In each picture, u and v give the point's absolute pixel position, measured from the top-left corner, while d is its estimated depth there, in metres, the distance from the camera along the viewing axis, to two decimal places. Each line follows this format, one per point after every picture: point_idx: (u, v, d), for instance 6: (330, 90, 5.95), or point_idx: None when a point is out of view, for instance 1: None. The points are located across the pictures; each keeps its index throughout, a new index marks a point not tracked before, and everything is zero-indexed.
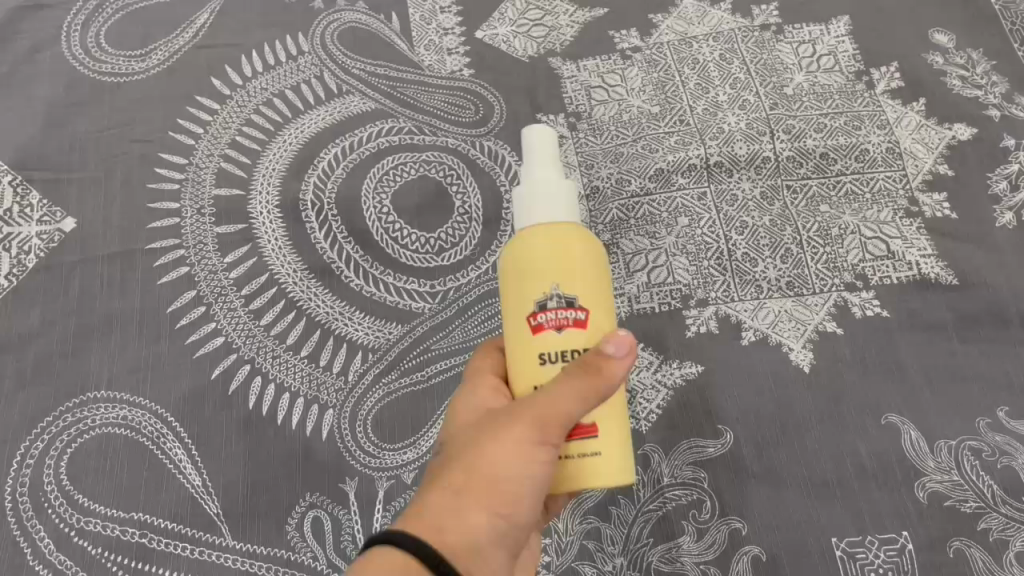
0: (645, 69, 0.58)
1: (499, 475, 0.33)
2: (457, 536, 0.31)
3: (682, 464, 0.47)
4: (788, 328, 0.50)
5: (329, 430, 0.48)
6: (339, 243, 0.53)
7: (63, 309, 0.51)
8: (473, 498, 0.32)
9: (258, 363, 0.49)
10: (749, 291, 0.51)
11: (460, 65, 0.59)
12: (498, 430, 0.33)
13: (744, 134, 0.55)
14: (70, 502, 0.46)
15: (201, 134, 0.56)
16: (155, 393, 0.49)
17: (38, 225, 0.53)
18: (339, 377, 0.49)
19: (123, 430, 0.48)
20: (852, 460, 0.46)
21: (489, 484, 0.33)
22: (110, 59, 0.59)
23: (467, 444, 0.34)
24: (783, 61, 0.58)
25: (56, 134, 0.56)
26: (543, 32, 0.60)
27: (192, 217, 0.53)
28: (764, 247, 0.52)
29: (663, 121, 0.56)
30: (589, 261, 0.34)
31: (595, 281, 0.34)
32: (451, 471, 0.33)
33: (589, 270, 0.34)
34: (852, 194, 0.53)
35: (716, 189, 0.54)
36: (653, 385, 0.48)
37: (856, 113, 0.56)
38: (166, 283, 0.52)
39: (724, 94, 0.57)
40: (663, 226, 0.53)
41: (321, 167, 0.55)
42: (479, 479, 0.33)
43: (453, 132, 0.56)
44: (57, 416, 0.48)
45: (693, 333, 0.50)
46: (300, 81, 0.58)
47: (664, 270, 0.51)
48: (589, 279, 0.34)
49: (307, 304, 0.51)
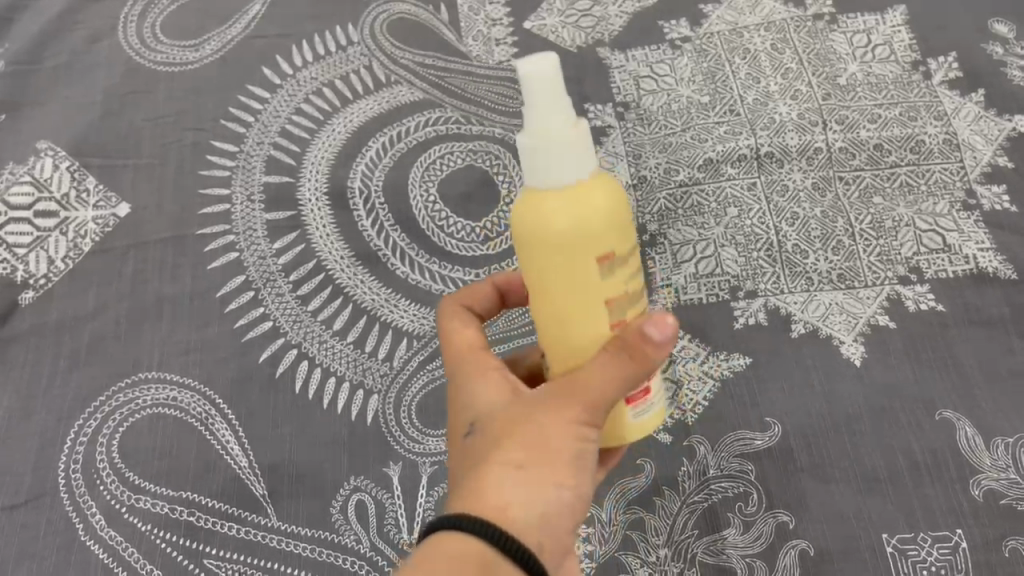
0: (695, 59, 0.57)
1: (558, 447, 0.29)
2: (523, 509, 0.28)
3: (728, 456, 0.46)
4: (839, 321, 0.49)
5: (374, 415, 0.48)
6: (386, 230, 0.53)
7: (116, 291, 0.52)
8: (531, 476, 0.28)
9: (305, 348, 0.50)
10: (799, 283, 0.50)
11: (508, 55, 0.59)
12: (551, 405, 0.29)
13: (795, 125, 0.54)
14: (122, 479, 0.47)
15: (252, 122, 0.57)
16: (204, 375, 0.49)
17: (95, 210, 0.54)
18: (384, 363, 0.50)
19: (173, 410, 0.49)
20: (905, 456, 0.45)
21: (544, 462, 0.29)
22: (165, 49, 0.60)
23: (516, 419, 0.29)
24: (837, 51, 0.57)
25: (113, 122, 0.57)
26: (592, 23, 0.59)
27: (242, 204, 0.54)
28: (816, 239, 0.51)
29: (713, 110, 0.55)
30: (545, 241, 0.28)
31: (557, 251, 0.28)
32: (506, 446, 0.29)
33: (557, 255, 0.28)
34: (907, 186, 0.52)
35: (767, 179, 0.53)
36: (700, 377, 0.48)
37: (912, 104, 0.54)
38: (217, 267, 0.52)
39: (775, 84, 0.56)
40: (712, 216, 0.52)
41: (369, 156, 0.56)
42: (537, 459, 0.29)
43: (500, 122, 0.57)
44: (109, 396, 0.49)
45: (741, 325, 0.49)
46: (349, 71, 0.59)
47: (712, 262, 0.51)
48: (556, 262, 0.28)
49: (354, 290, 0.52)
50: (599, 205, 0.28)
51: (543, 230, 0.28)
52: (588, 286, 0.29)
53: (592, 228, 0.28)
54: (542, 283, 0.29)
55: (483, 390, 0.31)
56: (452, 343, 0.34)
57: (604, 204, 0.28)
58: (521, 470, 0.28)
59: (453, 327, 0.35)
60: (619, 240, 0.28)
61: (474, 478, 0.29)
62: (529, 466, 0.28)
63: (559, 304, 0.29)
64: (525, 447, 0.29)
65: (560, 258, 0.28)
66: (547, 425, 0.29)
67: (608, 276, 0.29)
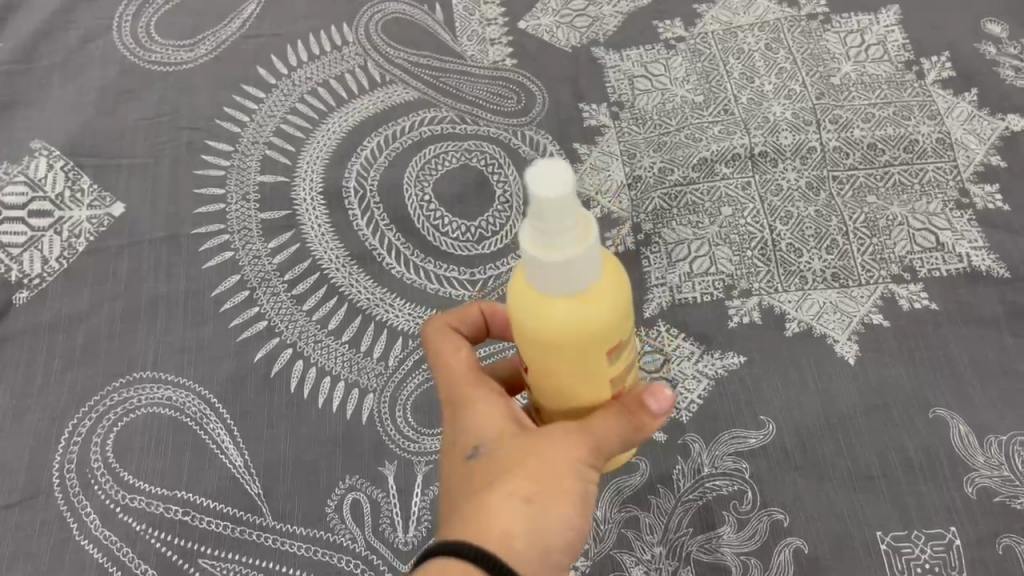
0: (689, 58, 0.58)
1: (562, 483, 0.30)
2: (527, 539, 0.29)
3: (722, 455, 0.46)
4: (833, 320, 0.49)
5: (369, 414, 0.48)
6: (381, 230, 0.53)
7: (111, 290, 0.52)
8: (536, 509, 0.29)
9: (301, 348, 0.50)
10: (793, 282, 0.50)
11: (503, 55, 0.59)
12: (556, 440, 0.30)
13: (789, 124, 0.55)
14: (116, 479, 0.47)
15: (247, 122, 0.57)
16: (198, 375, 0.49)
17: (89, 209, 0.54)
18: (379, 362, 0.50)
19: (168, 409, 0.48)
20: (899, 454, 0.45)
21: (549, 496, 0.29)
22: (159, 49, 0.60)
23: (521, 449, 0.30)
24: (830, 50, 0.57)
25: (108, 122, 0.57)
26: (586, 23, 0.60)
27: (238, 204, 0.54)
28: (809, 238, 0.51)
29: (707, 110, 0.56)
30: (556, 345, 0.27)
31: (567, 350, 0.27)
32: (511, 477, 0.30)
33: (566, 355, 0.28)
34: (900, 185, 0.52)
35: (761, 178, 0.53)
36: (695, 375, 0.48)
37: (906, 103, 0.55)
38: (212, 267, 0.52)
39: (769, 84, 0.56)
40: (707, 215, 0.52)
41: (364, 156, 0.56)
42: (542, 492, 0.29)
43: (495, 121, 0.57)
44: (104, 396, 0.49)
45: (735, 324, 0.49)
46: (344, 71, 0.59)
47: (706, 261, 0.51)
48: (565, 360, 0.28)
49: (349, 290, 0.52)
50: (611, 310, 0.27)
51: (552, 336, 0.27)
52: (597, 370, 0.29)
53: (605, 332, 0.27)
54: (546, 368, 0.29)
55: (485, 415, 0.31)
56: (445, 360, 0.34)
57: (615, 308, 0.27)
58: (527, 501, 0.29)
59: (444, 346, 0.34)
60: (624, 330, 0.28)
61: (478, 504, 0.29)
62: (533, 499, 0.29)
63: (564, 383, 0.29)
64: (530, 480, 0.29)
65: (568, 356, 0.28)
66: (553, 459, 0.30)
67: (613, 363, 0.29)
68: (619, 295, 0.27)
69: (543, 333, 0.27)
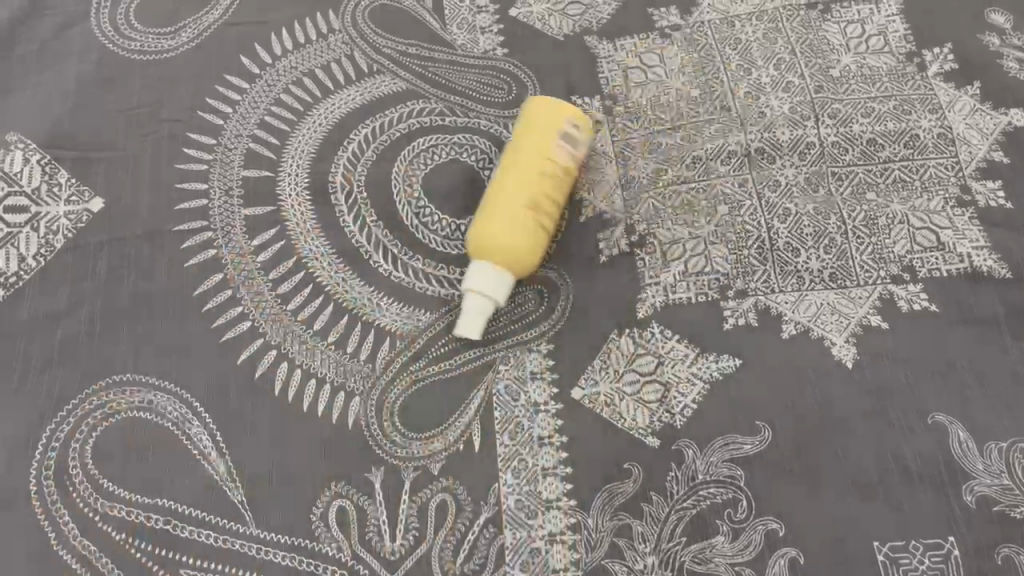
0: (685, 48, 0.56)
1: None
2: None
3: (717, 461, 0.45)
4: (831, 322, 0.48)
5: (355, 418, 0.47)
6: (369, 227, 0.52)
7: (90, 289, 0.50)
8: None
9: (285, 349, 0.49)
10: (790, 282, 0.49)
11: (493, 44, 0.58)
12: None
13: (787, 119, 0.53)
14: (95, 487, 0.45)
15: (230, 113, 0.56)
16: (180, 378, 0.48)
17: (67, 205, 0.52)
18: (366, 365, 0.49)
19: (149, 414, 0.47)
20: (898, 461, 0.44)
21: None
22: (138, 36, 0.58)
23: None
24: (830, 41, 0.55)
25: (86, 113, 0.55)
26: (580, 10, 0.58)
27: (220, 199, 0.53)
28: (807, 236, 0.50)
29: (703, 105, 0.54)
30: (484, 247, 0.48)
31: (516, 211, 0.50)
32: None
33: (500, 223, 0.47)
34: (901, 182, 0.51)
35: (758, 175, 0.52)
36: (689, 379, 0.47)
37: (906, 97, 0.53)
38: (194, 265, 0.51)
39: (767, 76, 0.54)
40: (703, 214, 0.51)
41: (351, 149, 0.54)
42: None
43: (485, 112, 0.56)
44: (83, 399, 0.47)
45: (730, 325, 0.48)
46: (330, 60, 0.57)
47: (702, 259, 0.50)
48: (510, 247, 0.47)
49: (335, 289, 0.50)
50: (568, 115, 0.50)
51: (476, 237, 0.48)
52: (535, 255, 0.48)
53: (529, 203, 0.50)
54: (514, 263, 0.47)
55: None
56: None
57: (560, 110, 0.50)
58: None
59: None
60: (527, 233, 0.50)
61: None
62: None
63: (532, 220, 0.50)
64: None
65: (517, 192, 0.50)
66: None
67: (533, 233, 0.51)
68: (565, 109, 0.50)
69: (478, 243, 0.47)
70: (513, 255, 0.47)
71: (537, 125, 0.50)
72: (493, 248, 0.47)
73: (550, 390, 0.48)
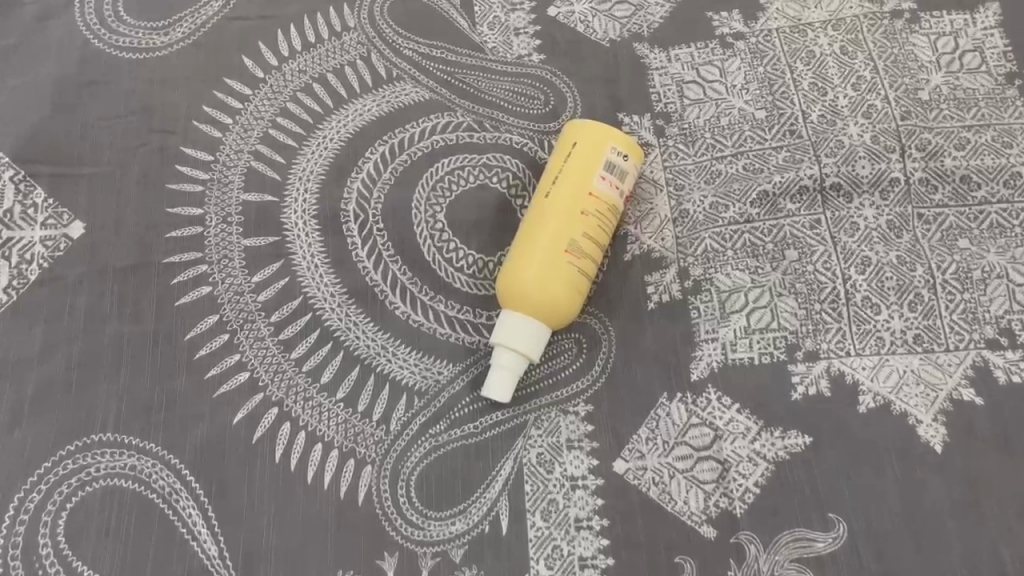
0: (750, 61, 0.49)
1: None
2: None
3: (784, 560, 0.39)
4: (915, 394, 0.41)
5: (366, 491, 0.41)
6: (385, 262, 0.46)
7: (68, 331, 0.44)
8: None
9: (288, 407, 0.43)
10: (869, 345, 0.43)
11: (529, 48, 0.51)
12: None
13: (867, 150, 0.46)
14: (68, 570, 0.40)
15: (230, 124, 0.49)
16: (168, 439, 0.42)
17: (43, 230, 0.46)
18: (379, 427, 0.43)
19: (131, 482, 0.41)
20: (994, 567, 0.38)
21: None
22: (128, 31, 0.51)
23: None
24: (917, 57, 0.48)
25: (67, 121, 0.49)
26: (628, 12, 0.51)
27: (217, 227, 0.46)
28: (889, 290, 0.43)
29: (771, 129, 0.47)
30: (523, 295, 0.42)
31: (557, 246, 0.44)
32: None
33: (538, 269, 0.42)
34: (998, 227, 0.44)
35: (833, 216, 0.45)
36: (751, 458, 0.41)
37: (1007, 126, 0.46)
38: (185, 304, 0.45)
39: (845, 97, 0.47)
40: (768, 259, 0.44)
41: (366, 170, 0.48)
42: None
43: (519, 128, 0.49)
44: (56, 463, 0.41)
45: (799, 395, 0.42)
46: (344, 63, 0.51)
47: (767, 313, 0.44)
48: (553, 302, 0.42)
49: (346, 335, 0.44)
50: (617, 144, 0.44)
51: (509, 284, 0.43)
52: (575, 304, 0.43)
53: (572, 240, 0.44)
54: (551, 313, 0.42)
55: None
56: None
57: (609, 138, 0.44)
58: None
59: None
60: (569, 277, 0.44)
61: None
62: None
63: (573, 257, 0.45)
64: None
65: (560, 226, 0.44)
66: None
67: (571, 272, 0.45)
68: (613, 135, 0.44)
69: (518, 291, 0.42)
70: (547, 305, 0.42)
71: (586, 154, 0.44)
72: (532, 299, 0.42)
73: (589, 462, 0.42)
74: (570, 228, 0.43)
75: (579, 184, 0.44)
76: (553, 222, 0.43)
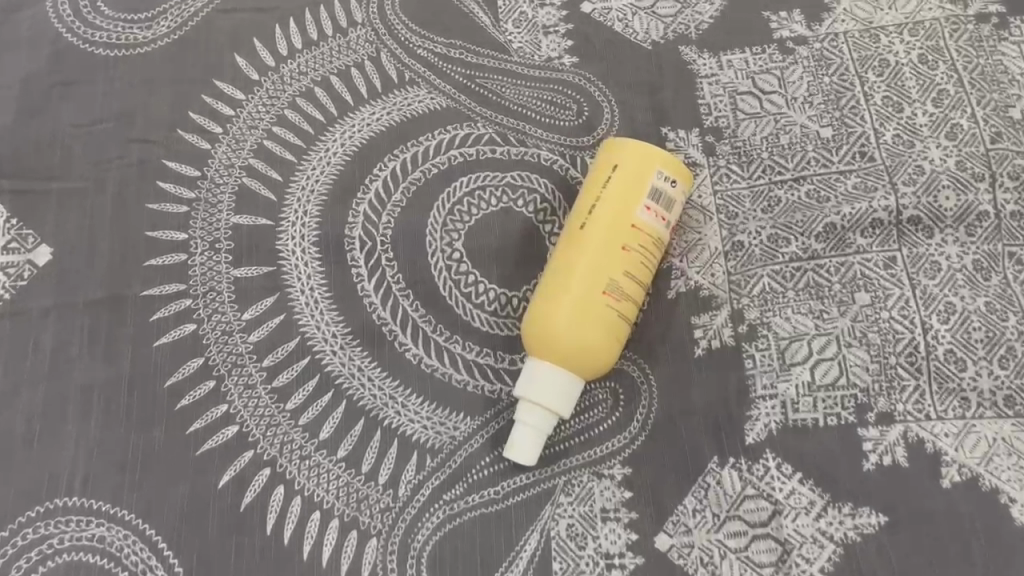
0: (813, 70, 0.43)
1: None
2: None
3: None
4: (1006, 467, 0.36)
5: (371, 570, 0.36)
6: (394, 298, 0.40)
7: (30, 374, 0.38)
8: None
9: (281, 467, 0.37)
10: (952, 407, 0.37)
11: (559, 50, 0.45)
12: None
13: (951, 178, 0.40)
14: None
15: (220, 134, 0.43)
16: (143, 504, 0.37)
17: (5, 255, 0.40)
18: (386, 492, 0.37)
19: (100, 556, 0.36)
20: None
21: None
22: (105, 24, 0.45)
23: None
24: (1007, 69, 0.42)
25: (34, 127, 0.43)
26: (673, 10, 0.45)
27: (203, 254, 0.40)
28: (976, 343, 0.38)
29: (838, 150, 0.41)
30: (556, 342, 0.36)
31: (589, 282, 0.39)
32: None
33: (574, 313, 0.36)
34: None
35: (912, 253, 0.39)
36: (814, 538, 0.36)
37: None
38: (166, 345, 0.39)
39: (924, 115, 0.41)
40: (835, 303, 0.39)
41: (374, 189, 0.42)
42: None
43: (547, 143, 0.43)
44: (15, 531, 0.36)
45: (871, 465, 0.36)
46: (349, 65, 0.45)
47: (834, 367, 0.38)
48: (590, 353, 0.36)
49: (349, 383, 0.39)
50: (665, 168, 0.38)
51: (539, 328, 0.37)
52: (613, 353, 0.37)
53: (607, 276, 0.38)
54: (587, 364, 0.36)
55: None
56: None
57: (655, 160, 0.38)
58: None
59: None
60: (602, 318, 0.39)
61: None
62: None
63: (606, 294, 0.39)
64: None
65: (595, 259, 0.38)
66: None
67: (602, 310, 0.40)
68: (660, 157, 0.38)
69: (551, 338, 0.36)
70: (584, 356, 0.36)
71: (630, 178, 0.38)
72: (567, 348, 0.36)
73: (626, 537, 0.36)
74: (609, 264, 0.37)
75: (621, 213, 0.38)
76: (591, 256, 0.37)
